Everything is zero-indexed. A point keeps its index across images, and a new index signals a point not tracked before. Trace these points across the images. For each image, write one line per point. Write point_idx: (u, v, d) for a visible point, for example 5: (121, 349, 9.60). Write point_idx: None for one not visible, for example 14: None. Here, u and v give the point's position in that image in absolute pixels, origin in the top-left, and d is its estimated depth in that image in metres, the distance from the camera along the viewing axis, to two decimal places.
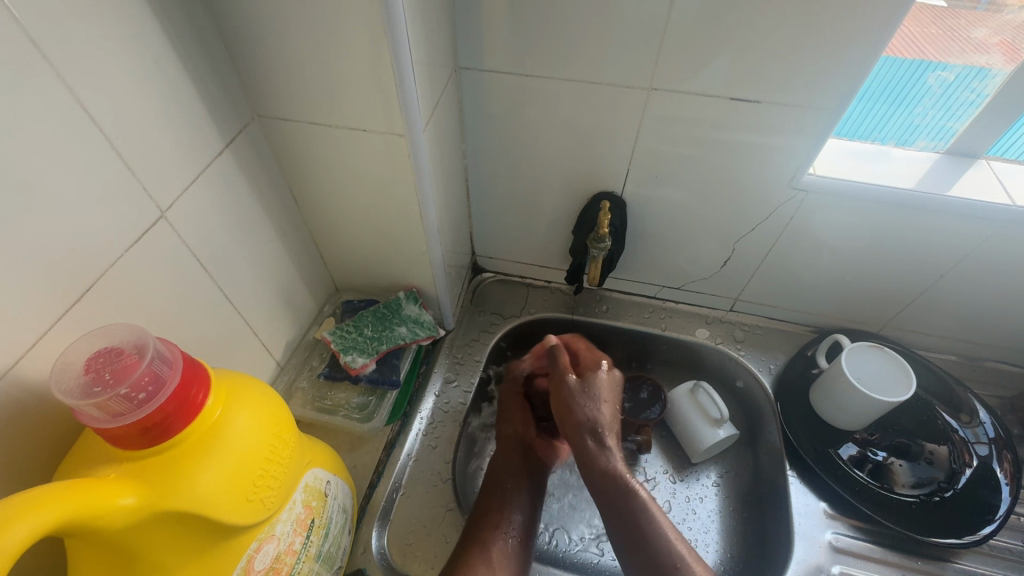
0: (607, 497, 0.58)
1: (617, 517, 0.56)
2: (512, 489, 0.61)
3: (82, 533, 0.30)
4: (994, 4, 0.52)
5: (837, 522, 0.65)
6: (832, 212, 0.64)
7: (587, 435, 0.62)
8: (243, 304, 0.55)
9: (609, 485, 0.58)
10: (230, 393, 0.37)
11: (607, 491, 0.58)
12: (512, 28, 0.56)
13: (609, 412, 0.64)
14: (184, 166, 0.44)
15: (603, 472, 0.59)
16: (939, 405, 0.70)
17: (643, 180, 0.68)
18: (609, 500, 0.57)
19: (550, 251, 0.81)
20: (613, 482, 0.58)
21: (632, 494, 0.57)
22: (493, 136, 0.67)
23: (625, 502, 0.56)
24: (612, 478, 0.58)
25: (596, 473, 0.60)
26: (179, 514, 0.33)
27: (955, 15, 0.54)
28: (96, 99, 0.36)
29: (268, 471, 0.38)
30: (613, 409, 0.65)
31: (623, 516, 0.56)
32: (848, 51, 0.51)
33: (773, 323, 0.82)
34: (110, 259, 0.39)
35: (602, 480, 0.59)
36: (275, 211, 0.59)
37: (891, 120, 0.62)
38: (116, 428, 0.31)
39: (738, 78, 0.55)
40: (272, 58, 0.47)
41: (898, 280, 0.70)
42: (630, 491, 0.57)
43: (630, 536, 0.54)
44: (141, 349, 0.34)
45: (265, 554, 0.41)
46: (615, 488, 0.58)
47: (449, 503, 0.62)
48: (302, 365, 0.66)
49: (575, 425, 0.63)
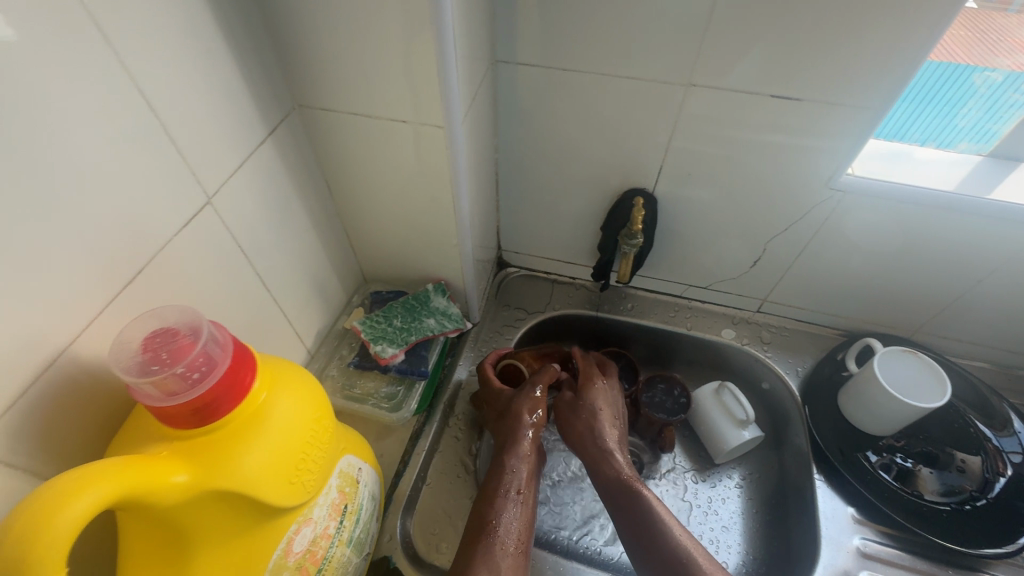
0: (619, 504, 0.57)
1: (629, 523, 0.55)
2: (517, 496, 0.55)
3: (136, 508, 0.31)
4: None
5: (865, 528, 0.65)
6: (869, 215, 0.63)
7: (591, 444, 0.62)
8: (279, 292, 0.56)
9: (619, 492, 0.57)
10: (275, 377, 0.38)
11: (617, 498, 0.57)
12: (551, 22, 0.56)
13: (611, 419, 0.64)
14: (229, 153, 0.45)
15: (611, 480, 0.59)
16: (972, 412, 0.68)
17: (675, 178, 0.67)
18: (620, 506, 0.57)
19: (577, 247, 0.81)
20: (621, 489, 0.57)
21: (643, 500, 0.56)
22: (526, 131, 0.67)
23: (638, 508, 0.55)
24: (621, 485, 0.58)
25: (604, 481, 0.59)
26: (226, 494, 0.34)
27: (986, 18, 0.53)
28: (151, 84, 0.37)
29: (308, 456, 0.39)
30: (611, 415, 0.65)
31: (635, 522, 0.55)
32: (897, 49, 0.50)
33: (801, 325, 0.81)
34: (160, 242, 0.40)
35: (611, 488, 0.58)
36: (311, 201, 0.59)
37: (932, 120, 0.61)
38: (171, 407, 0.32)
39: (780, 76, 0.54)
40: (316, 48, 0.47)
41: (934, 284, 0.69)
42: (640, 497, 0.56)
43: (644, 541, 0.53)
44: (196, 331, 0.34)
45: (303, 536, 0.41)
46: (625, 494, 0.57)
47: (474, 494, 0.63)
48: (332, 354, 0.67)
49: (582, 434, 0.63)
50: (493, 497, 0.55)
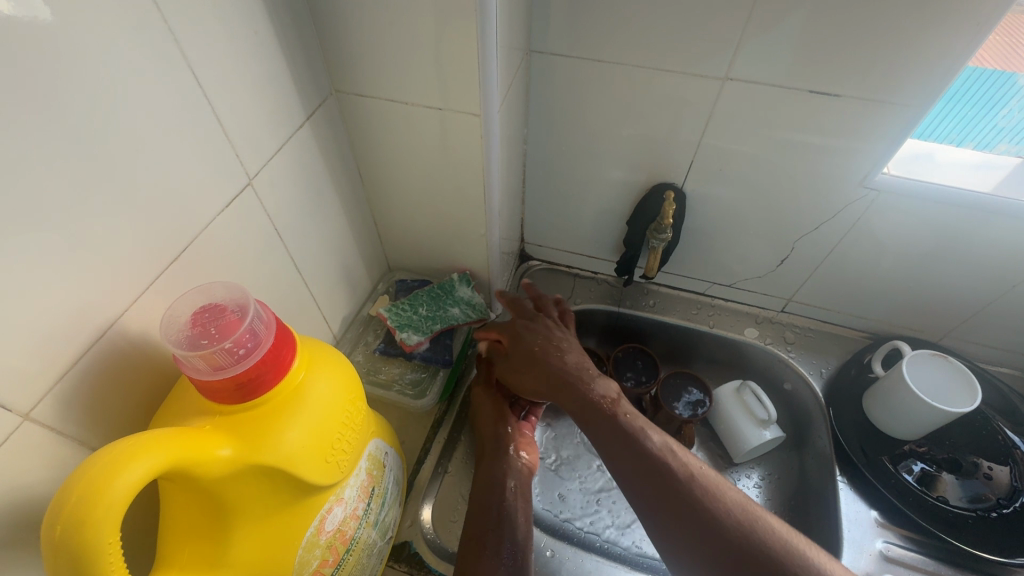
0: (594, 425, 0.52)
1: (609, 444, 0.50)
2: (507, 502, 0.55)
3: (182, 479, 0.32)
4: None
5: (887, 531, 0.64)
6: (904, 215, 0.62)
7: (546, 378, 0.57)
8: (309, 275, 0.56)
9: (592, 415, 0.52)
10: (312, 358, 0.39)
11: (591, 422, 0.52)
12: (588, 11, 0.55)
13: (550, 346, 0.59)
14: (269, 136, 0.46)
15: (580, 404, 0.54)
16: (1001, 419, 0.67)
17: (705, 174, 0.66)
18: (597, 429, 0.52)
19: (600, 242, 0.81)
20: (594, 412, 0.52)
21: (617, 419, 0.51)
22: (556, 122, 0.67)
23: (614, 426, 0.51)
24: (593, 405, 0.53)
25: (574, 405, 0.54)
26: (266, 469, 0.34)
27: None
28: (201, 64, 0.37)
29: (343, 436, 0.40)
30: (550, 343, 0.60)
31: (615, 441, 0.50)
32: (947, 46, 0.48)
33: (826, 327, 0.80)
34: (202, 221, 0.41)
35: (583, 412, 0.53)
36: (342, 187, 0.60)
37: (973, 121, 0.60)
38: (216, 381, 0.32)
39: (821, 71, 0.53)
40: (356, 34, 0.48)
41: (966, 289, 0.67)
42: (614, 416, 0.51)
43: (628, 457, 0.48)
44: (242, 308, 0.35)
45: (334, 516, 0.42)
46: (598, 416, 0.52)
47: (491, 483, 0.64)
48: (357, 340, 0.68)
49: (530, 373, 0.58)
50: (485, 511, 0.54)
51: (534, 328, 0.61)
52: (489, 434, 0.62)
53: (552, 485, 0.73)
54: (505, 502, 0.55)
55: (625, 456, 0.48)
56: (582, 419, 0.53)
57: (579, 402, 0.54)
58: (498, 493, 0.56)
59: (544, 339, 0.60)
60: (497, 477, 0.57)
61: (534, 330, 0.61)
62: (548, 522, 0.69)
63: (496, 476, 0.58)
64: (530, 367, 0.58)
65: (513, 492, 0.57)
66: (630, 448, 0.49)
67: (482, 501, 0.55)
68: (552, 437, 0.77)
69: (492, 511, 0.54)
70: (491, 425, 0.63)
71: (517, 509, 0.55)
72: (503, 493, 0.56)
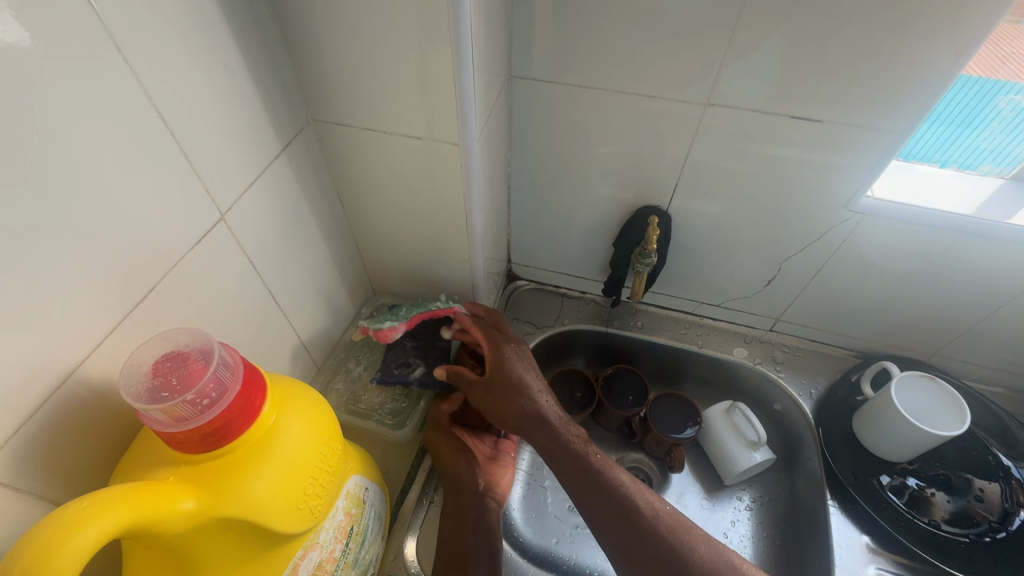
0: (564, 471, 0.53)
1: (577, 490, 0.52)
2: (471, 540, 0.55)
3: (143, 536, 0.31)
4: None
5: (879, 557, 0.63)
6: (889, 237, 0.62)
7: (525, 413, 0.55)
8: (288, 305, 0.55)
9: (562, 460, 0.53)
10: (284, 400, 0.37)
11: (561, 466, 0.53)
12: (565, 37, 0.55)
13: (535, 379, 0.57)
14: (242, 170, 0.45)
15: (549, 446, 0.54)
16: (994, 441, 0.66)
17: (690, 197, 0.66)
18: (567, 475, 0.52)
19: (587, 262, 0.80)
20: (563, 456, 0.53)
21: (591, 461, 0.53)
22: (538, 145, 0.67)
23: (583, 473, 0.52)
24: (568, 445, 0.53)
25: (545, 441, 0.54)
26: (233, 521, 0.33)
27: (1013, 41, 0.51)
28: (168, 102, 0.37)
29: (317, 480, 0.38)
30: (533, 374, 0.57)
31: (583, 488, 0.51)
32: (924, 72, 0.49)
33: (815, 346, 0.79)
34: (172, 258, 0.40)
35: (552, 457, 0.54)
36: (323, 214, 0.59)
37: (956, 143, 0.60)
38: (179, 433, 0.31)
39: (801, 96, 0.53)
40: (331, 64, 0.47)
41: (953, 309, 0.67)
42: (587, 458, 0.53)
43: (598, 499, 0.50)
44: (207, 355, 0.34)
45: (309, 561, 0.41)
46: (566, 460, 0.53)
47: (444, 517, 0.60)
48: (339, 367, 0.67)
49: (510, 404, 0.55)
50: (456, 552, 0.54)
51: (498, 355, 0.57)
52: (456, 470, 0.59)
53: (540, 510, 0.72)
54: (468, 542, 0.55)
55: (593, 504, 0.51)
56: (552, 457, 0.53)
57: (549, 446, 0.54)
58: (460, 530, 0.55)
59: (528, 366, 0.58)
60: (460, 515, 0.57)
61: (519, 353, 0.58)
62: (536, 548, 0.69)
63: (459, 513, 0.57)
64: (513, 393, 0.55)
65: (475, 527, 0.56)
66: (596, 496, 0.51)
67: (449, 540, 0.55)
68: (538, 461, 0.76)
69: (455, 553, 0.54)
70: (456, 461, 0.60)
71: (481, 548, 0.54)
72: (467, 530, 0.56)
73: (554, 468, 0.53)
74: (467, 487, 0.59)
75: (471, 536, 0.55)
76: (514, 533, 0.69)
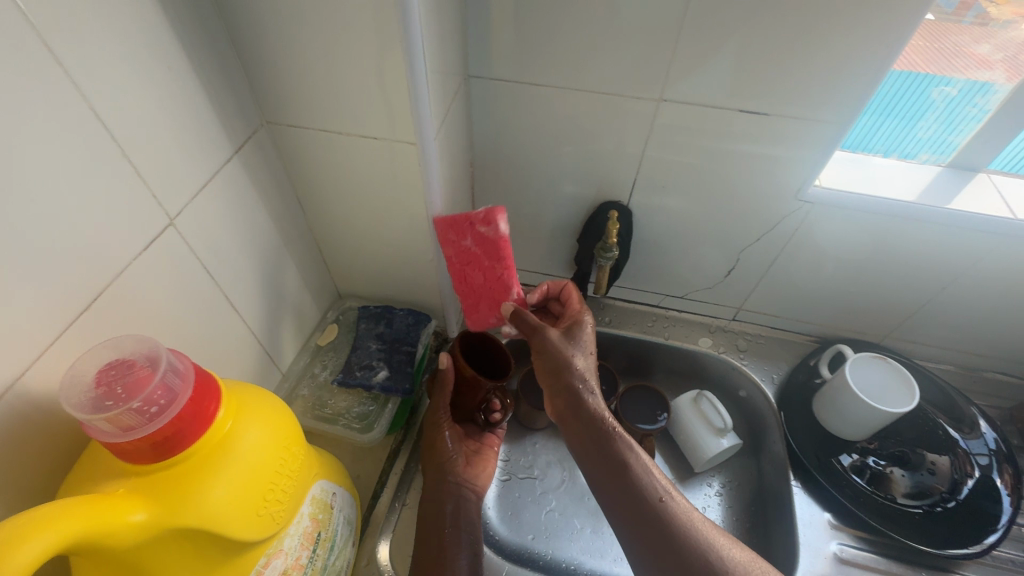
0: (604, 463, 0.51)
1: (613, 487, 0.50)
2: (449, 531, 0.56)
3: (90, 551, 0.30)
4: (980, 16, 0.53)
5: (841, 533, 0.65)
6: (837, 225, 0.64)
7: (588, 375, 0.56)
8: (247, 311, 0.54)
9: (603, 453, 0.51)
10: (241, 405, 0.37)
11: (601, 459, 0.52)
12: (521, 37, 0.56)
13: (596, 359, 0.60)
14: (192, 174, 0.44)
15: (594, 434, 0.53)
16: (942, 415, 0.70)
17: (650, 191, 0.68)
18: (605, 468, 0.51)
19: (554, 259, 0.81)
20: (603, 450, 0.52)
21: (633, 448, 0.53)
22: (499, 145, 0.67)
23: (621, 471, 0.50)
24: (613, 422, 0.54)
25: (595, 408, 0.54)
26: (188, 530, 0.32)
27: (948, 33, 0.54)
28: (108, 106, 0.36)
29: (278, 485, 0.38)
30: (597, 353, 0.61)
31: (619, 486, 0.50)
32: (860, 66, 0.51)
33: (776, 333, 0.82)
34: (118, 266, 0.39)
35: (594, 448, 0.52)
36: (282, 218, 0.58)
37: (895, 133, 0.63)
38: (126, 443, 0.30)
39: (750, 90, 0.55)
40: (283, 65, 0.47)
41: (901, 291, 0.70)
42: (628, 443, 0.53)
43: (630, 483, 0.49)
44: (154, 361, 0.33)
45: (273, 569, 0.40)
46: (608, 454, 0.51)
47: None
48: (304, 373, 0.66)
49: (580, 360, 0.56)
50: (435, 544, 0.54)
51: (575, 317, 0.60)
52: (445, 461, 0.61)
53: (516, 507, 0.72)
54: (446, 531, 0.56)
55: (626, 506, 0.49)
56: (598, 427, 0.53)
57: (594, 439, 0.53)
58: (439, 520, 0.56)
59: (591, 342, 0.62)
60: (439, 507, 0.58)
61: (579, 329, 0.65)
62: (513, 546, 0.69)
63: (437, 503, 0.58)
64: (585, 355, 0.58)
65: (453, 517, 0.58)
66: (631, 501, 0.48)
67: (427, 531, 0.56)
68: (513, 456, 0.76)
69: (433, 541, 0.55)
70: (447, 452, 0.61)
71: (458, 538, 0.56)
72: (445, 520, 0.57)
73: (592, 456, 0.52)
74: (450, 478, 0.60)
75: (451, 525, 0.57)
76: (489, 532, 0.69)
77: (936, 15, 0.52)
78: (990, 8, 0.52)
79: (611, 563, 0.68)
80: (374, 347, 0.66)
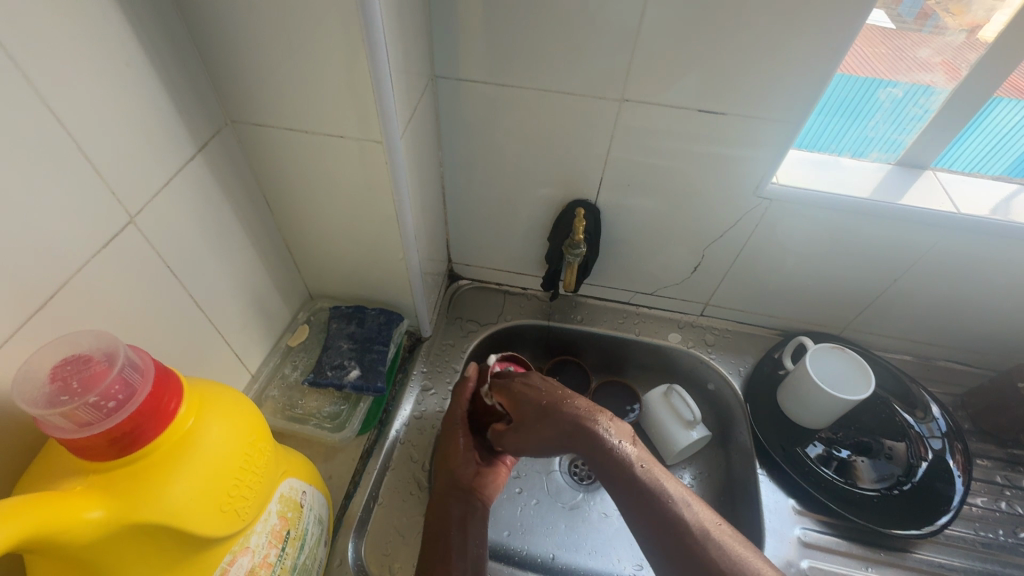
0: (649, 523, 0.46)
1: (667, 540, 0.45)
2: (456, 535, 0.55)
3: (46, 548, 0.29)
4: (937, 27, 0.56)
5: (805, 518, 0.67)
6: (795, 220, 0.67)
7: (557, 427, 0.54)
8: (213, 311, 0.54)
9: (643, 505, 0.47)
10: (204, 402, 0.37)
11: (644, 515, 0.47)
12: (486, 38, 0.57)
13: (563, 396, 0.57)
14: (153, 172, 0.44)
15: (629, 491, 0.49)
16: (896, 401, 0.74)
17: (616, 190, 0.69)
18: (651, 525, 0.46)
19: (526, 258, 0.82)
20: (647, 506, 0.47)
21: (635, 470, 0.49)
22: (468, 145, 0.68)
23: (672, 528, 0.45)
24: (610, 456, 0.51)
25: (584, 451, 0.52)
26: (149, 526, 0.32)
27: (903, 36, 0.57)
28: (64, 103, 0.36)
29: (243, 481, 0.38)
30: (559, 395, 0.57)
31: (673, 538, 0.45)
32: (809, 66, 0.53)
33: (742, 327, 0.85)
34: (76, 264, 0.38)
35: (633, 506, 0.48)
36: (249, 219, 0.58)
37: (847, 133, 0.66)
38: (83, 439, 0.30)
39: (706, 91, 0.57)
40: (246, 64, 0.47)
41: (857, 284, 0.73)
42: (631, 467, 0.49)
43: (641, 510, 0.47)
44: (111, 357, 0.33)
45: (239, 567, 0.40)
46: (653, 511, 0.47)
47: (414, 513, 0.61)
48: (274, 373, 0.66)
49: (535, 428, 0.56)
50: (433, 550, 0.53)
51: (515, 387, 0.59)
52: (455, 467, 0.60)
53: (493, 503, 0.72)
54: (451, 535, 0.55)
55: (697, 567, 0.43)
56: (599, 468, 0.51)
57: (630, 492, 0.49)
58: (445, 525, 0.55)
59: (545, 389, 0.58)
60: (444, 512, 0.57)
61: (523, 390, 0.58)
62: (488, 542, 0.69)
63: (444, 507, 0.57)
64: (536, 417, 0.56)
65: (458, 524, 0.56)
66: (693, 560, 0.44)
67: (431, 535, 0.55)
68: None
69: (437, 546, 0.54)
70: (459, 461, 0.60)
71: (465, 543, 0.54)
72: (452, 525, 0.56)
73: (633, 515, 0.48)
74: (460, 486, 0.59)
75: (455, 530, 0.55)
76: None
77: (897, 24, 0.56)
78: (946, 18, 0.55)
79: (584, 557, 0.69)
80: (346, 347, 0.67)
